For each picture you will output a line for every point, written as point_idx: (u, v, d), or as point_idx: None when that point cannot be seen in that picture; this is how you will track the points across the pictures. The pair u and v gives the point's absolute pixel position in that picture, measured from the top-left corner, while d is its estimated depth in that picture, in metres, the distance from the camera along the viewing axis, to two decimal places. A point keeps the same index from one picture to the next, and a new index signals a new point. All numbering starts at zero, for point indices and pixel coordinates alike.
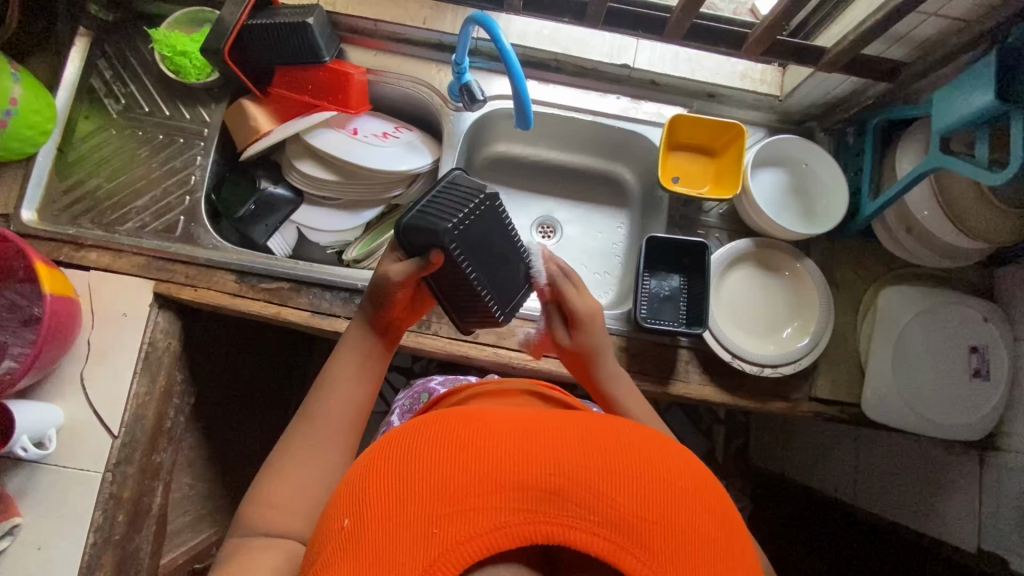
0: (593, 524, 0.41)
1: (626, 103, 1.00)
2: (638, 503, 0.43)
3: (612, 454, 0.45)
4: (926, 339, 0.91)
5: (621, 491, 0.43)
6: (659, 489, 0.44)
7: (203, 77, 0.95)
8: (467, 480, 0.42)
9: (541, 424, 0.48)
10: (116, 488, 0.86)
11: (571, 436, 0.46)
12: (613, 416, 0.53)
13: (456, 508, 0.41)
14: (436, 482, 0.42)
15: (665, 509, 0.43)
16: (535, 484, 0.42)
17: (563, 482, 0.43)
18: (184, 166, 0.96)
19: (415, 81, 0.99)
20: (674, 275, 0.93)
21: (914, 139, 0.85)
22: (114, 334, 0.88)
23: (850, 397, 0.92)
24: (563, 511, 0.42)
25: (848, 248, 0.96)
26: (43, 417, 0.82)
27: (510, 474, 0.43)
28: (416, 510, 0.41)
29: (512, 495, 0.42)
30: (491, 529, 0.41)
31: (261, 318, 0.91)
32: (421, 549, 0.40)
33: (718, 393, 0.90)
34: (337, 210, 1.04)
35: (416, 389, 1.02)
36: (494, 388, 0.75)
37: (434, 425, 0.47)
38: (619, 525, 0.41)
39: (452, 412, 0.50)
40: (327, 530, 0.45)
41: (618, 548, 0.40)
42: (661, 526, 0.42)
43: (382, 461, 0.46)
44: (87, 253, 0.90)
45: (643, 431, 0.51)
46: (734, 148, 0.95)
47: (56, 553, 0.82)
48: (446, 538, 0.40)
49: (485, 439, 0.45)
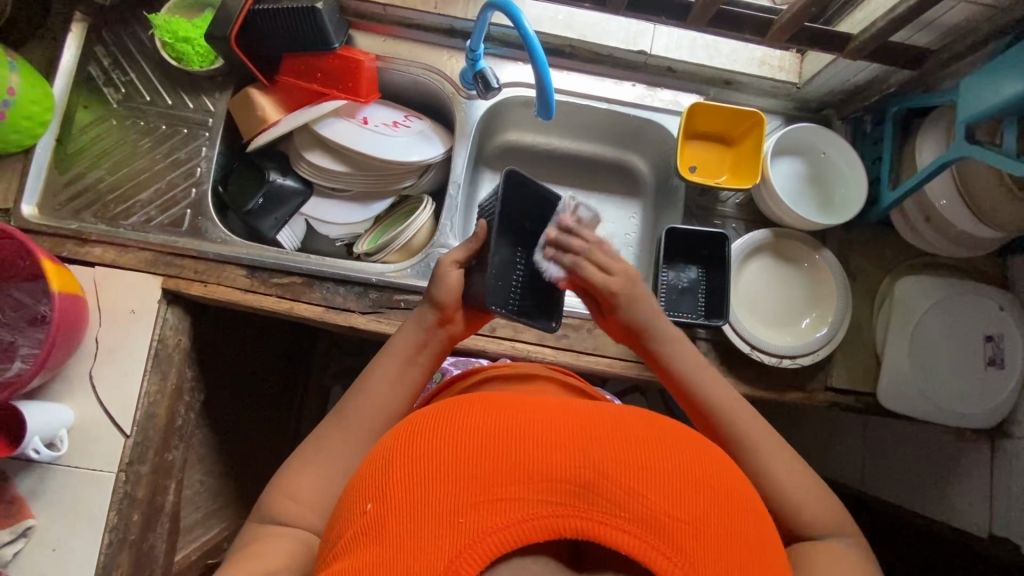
0: (623, 519, 0.40)
1: (642, 90, 0.98)
2: (670, 501, 0.41)
3: (644, 448, 0.44)
4: (943, 329, 0.91)
5: (652, 489, 0.41)
6: (692, 489, 0.42)
7: (207, 65, 0.92)
8: (493, 471, 0.42)
9: (568, 416, 0.47)
10: (130, 487, 0.84)
11: (600, 428, 0.46)
12: (642, 412, 0.52)
13: (482, 497, 0.41)
14: (461, 471, 0.42)
15: (698, 509, 0.41)
16: (562, 477, 0.42)
17: (591, 476, 0.42)
18: (188, 157, 0.93)
19: (426, 68, 0.96)
20: (692, 266, 0.92)
21: (935, 128, 0.84)
22: (122, 332, 0.86)
23: (865, 386, 0.92)
24: (593, 504, 0.41)
25: (865, 238, 0.96)
26: (52, 417, 0.80)
27: (537, 466, 0.42)
28: (442, 498, 0.41)
29: (538, 486, 0.41)
30: (518, 522, 0.40)
31: (273, 312, 0.89)
32: (446, 539, 0.39)
33: (736, 384, 0.90)
34: (347, 201, 1.01)
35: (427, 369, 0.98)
36: (512, 372, 0.74)
37: (459, 412, 0.47)
38: (650, 523, 0.40)
39: (479, 402, 0.50)
40: (348, 518, 0.44)
41: (650, 548, 0.39)
42: (694, 527, 0.40)
43: (407, 445, 0.45)
44: (91, 248, 0.88)
45: (677, 429, 0.49)
46: (753, 136, 0.93)
47: (71, 555, 0.81)
48: (471, 528, 0.39)
49: (511, 430, 0.45)
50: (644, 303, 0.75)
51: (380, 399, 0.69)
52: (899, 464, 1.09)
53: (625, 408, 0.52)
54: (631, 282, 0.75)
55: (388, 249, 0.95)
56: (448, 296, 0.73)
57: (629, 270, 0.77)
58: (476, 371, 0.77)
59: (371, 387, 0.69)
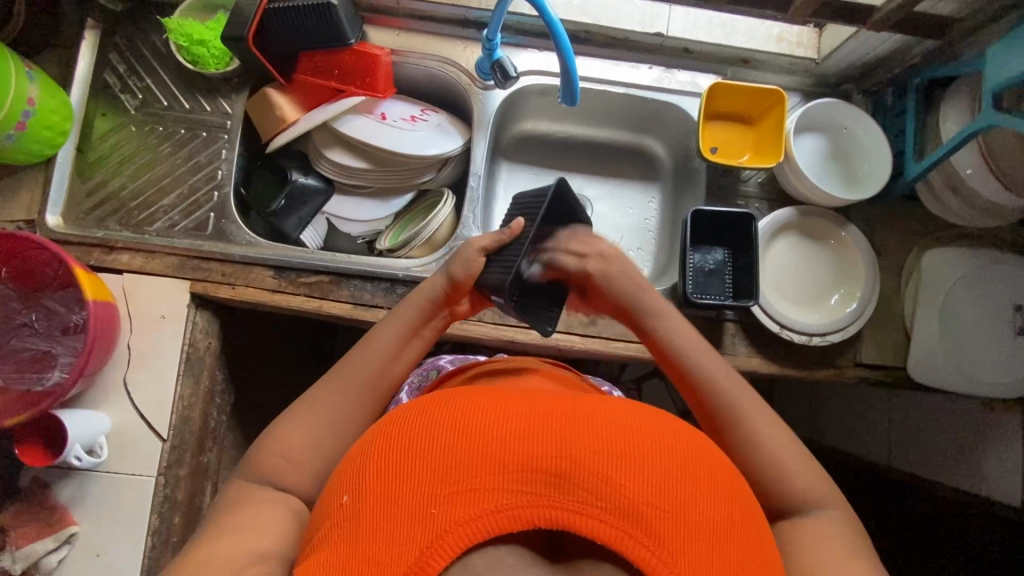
0: (597, 508, 0.42)
1: (659, 73, 0.98)
2: (643, 489, 0.43)
3: (623, 437, 0.46)
4: (973, 300, 0.91)
5: (629, 477, 0.43)
6: (671, 476, 0.44)
7: (223, 67, 0.92)
8: (469, 463, 0.44)
9: (548, 406, 0.49)
10: (170, 491, 0.85)
11: (579, 418, 0.47)
12: (624, 399, 0.53)
13: (457, 489, 0.42)
14: (437, 463, 0.44)
15: (675, 496, 0.43)
16: (538, 468, 0.43)
17: (567, 466, 0.43)
18: (209, 160, 0.93)
19: (441, 60, 0.96)
20: (718, 248, 0.92)
21: (958, 97, 0.84)
22: (154, 337, 0.86)
23: (895, 360, 0.92)
24: (566, 494, 0.42)
25: (889, 212, 0.96)
26: (90, 424, 0.81)
27: (513, 457, 0.44)
28: (417, 491, 0.43)
29: (513, 477, 0.43)
30: (492, 512, 0.42)
31: (301, 312, 0.89)
32: (420, 528, 0.41)
33: (766, 364, 0.90)
34: (369, 198, 1.01)
35: (425, 366, 0.99)
36: (506, 366, 0.75)
37: (436, 404, 0.49)
38: (624, 510, 0.42)
39: (457, 393, 0.51)
40: (329, 508, 0.47)
41: (623, 535, 0.41)
42: (669, 513, 0.42)
43: (386, 437, 0.47)
44: (118, 255, 0.88)
45: (661, 418, 0.51)
46: (774, 115, 0.93)
47: (115, 559, 0.82)
48: (444, 519, 0.41)
49: (489, 421, 0.46)
50: (618, 275, 0.78)
51: (379, 366, 0.70)
52: (928, 437, 1.09)
53: (608, 397, 0.53)
54: (608, 262, 0.79)
55: (412, 244, 0.95)
56: (465, 277, 0.75)
57: (608, 250, 0.80)
58: (467, 367, 0.78)
59: (369, 351, 0.70)
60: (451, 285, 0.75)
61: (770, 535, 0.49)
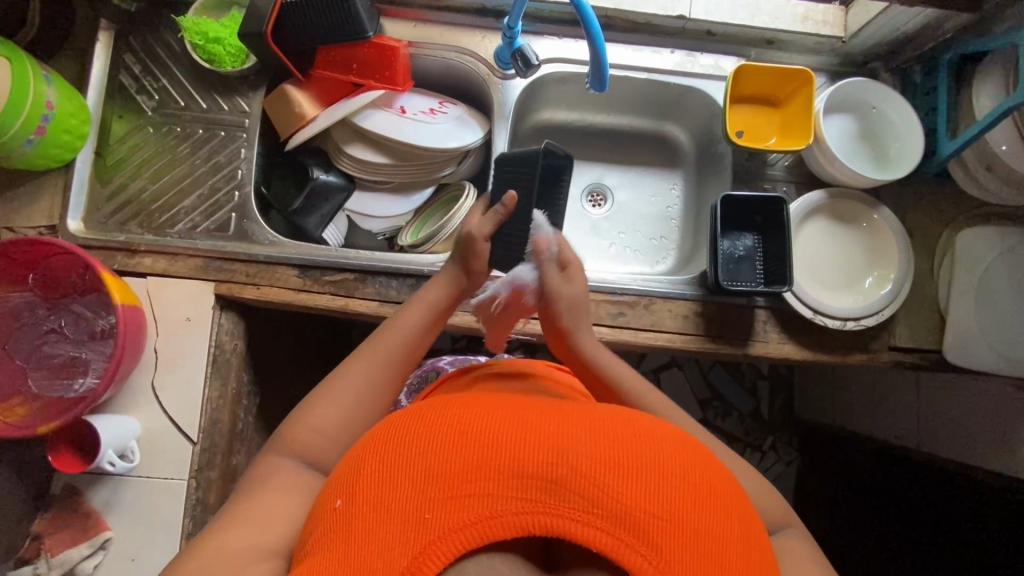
0: (593, 515, 0.42)
1: (681, 57, 0.96)
2: (641, 497, 0.43)
3: (621, 444, 0.46)
4: (1009, 281, 0.89)
5: (628, 485, 0.43)
6: (670, 486, 0.44)
7: (239, 64, 0.91)
8: (464, 468, 0.44)
9: (545, 412, 0.49)
10: (202, 494, 0.85)
11: (577, 424, 0.47)
12: (625, 408, 0.53)
13: (452, 495, 0.43)
14: (432, 467, 0.44)
15: (672, 505, 0.43)
16: (533, 474, 0.43)
17: (564, 472, 0.43)
18: (228, 160, 0.92)
19: (460, 51, 0.94)
20: (747, 233, 0.90)
21: (992, 72, 0.82)
22: (181, 340, 0.85)
23: (930, 343, 0.90)
24: (561, 500, 0.42)
25: (920, 192, 0.93)
26: (122, 430, 0.80)
27: (509, 463, 0.44)
28: (412, 495, 0.43)
29: (509, 483, 0.43)
30: (487, 518, 0.42)
31: (326, 310, 0.88)
32: (414, 534, 0.41)
33: (799, 350, 0.89)
34: (390, 193, 1.00)
35: (424, 367, 1.00)
36: (507, 367, 0.76)
37: (435, 407, 0.49)
38: (620, 517, 0.42)
39: (456, 398, 0.51)
40: (324, 510, 0.47)
41: (617, 542, 0.41)
42: (665, 523, 0.42)
43: (381, 440, 0.47)
44: (141, 258, 0.87)
45: (658, 426, 0.51)
46: (802, 96, 0.91)
47: (150, 564, 0.82)
48: (438, 525, 0.42)
49: (486, 426, 0.46)
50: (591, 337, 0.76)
51: (409, 340, 0.72)
52: (961, 420, 1.07)
53: (606, 404, 0.53)
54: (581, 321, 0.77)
55: (435, 238, 0.94)
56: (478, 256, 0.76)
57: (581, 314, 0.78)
58: (470, 367, 0.78)
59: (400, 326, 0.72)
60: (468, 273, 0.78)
61: (768, 543, 0.49)
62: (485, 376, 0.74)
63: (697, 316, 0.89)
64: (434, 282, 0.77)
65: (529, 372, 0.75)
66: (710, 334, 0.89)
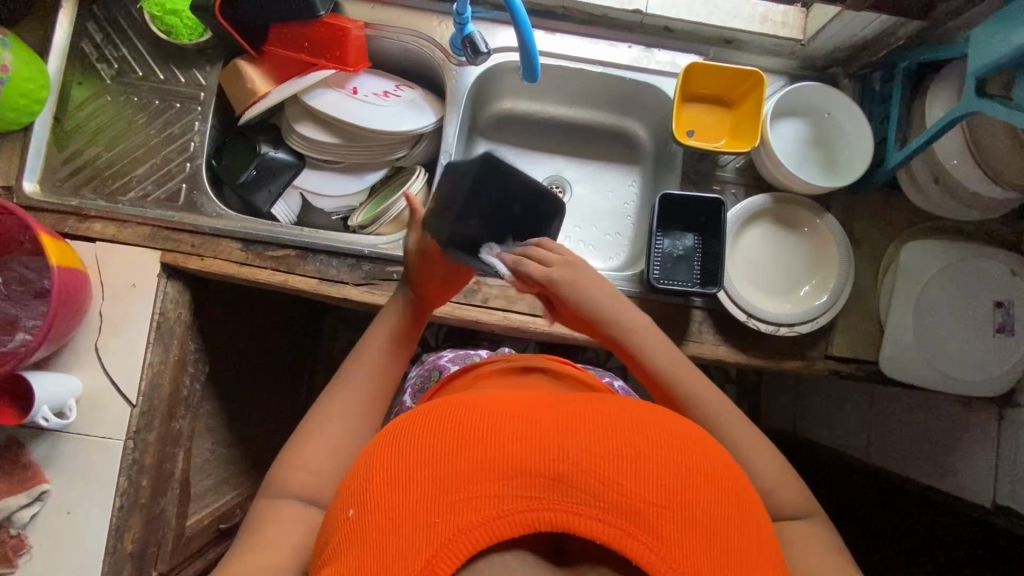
0: (599, 509, 0.43)
1: (638, 52, 0.95)
2: (643, 486, 0.44)
3: (620, 436, 0.47)
4: (952, 296, 0.88)
5: (629, 476, 0.44)
6: (669, 472, 0.45)
7: (196, 37, 0.93)
8: (468, 469, 0.44)
9: (541, 407, 0.50)
10: (138, 454, 0.88)
11: (574, 420, 0.48)
12: (618, 397, 0.54)
13: (458, 497, 0.43)
14: (435, 469, 0.44)
15: (675, 493, 0.44)
16: (537, 472, 0.44)
17: (567, 469, 0.44)
18: (182, 132, 0.94)
19: (416, 35, 0.95)
20: (689, 234, 0.91)
21: (947, 81, 0.81)
22: (124, 304, 0.88)
23: (867, 353, 0.90)
24: (566, 497, 0.43)
25: (870, 202, 0.93)
26: (61, 387, 0.83)
27: (512, 462, 0.44)
28: (418, 501, 0.43)
29: (514, 482, 0.44)
30: (494, 518, 0.42)
31: (269, 285, 0.90)
32: (424, 538, 0.41)
33: (732, 352, 0.89)
34: (339, 173, 1.01)
35: (426, 366, 1.01)
36: (503, 367, 0.77)
37: (434, 413, 0.49)
38: (626, 511, 0.43)
39: (453, 399, 0.52)
40: (333, 522, 0.47)
41: (627, 535, 0.42)
42: (669, 509, 0.43)
43: (383, 449, 0.48)
44: (91, 224, 0.89)
45: (653, 414, 0.52)
46: (752, 98, 0.91)
47: (84, 517, 0.85)
48: (447, 528, 0.42)
49: (485, 425, 0.47)
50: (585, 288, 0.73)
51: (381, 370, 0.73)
52: (903, 433, 1.07)
53: (601, 396, 0.54)
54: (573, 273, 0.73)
55: (382, 221, 0.95)
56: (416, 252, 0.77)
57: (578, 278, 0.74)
58: (469, 368, 0.80)
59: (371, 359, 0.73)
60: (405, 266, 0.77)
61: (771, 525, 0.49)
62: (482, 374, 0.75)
63: None
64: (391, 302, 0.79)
65: (528, 367, 0.77)
66: None
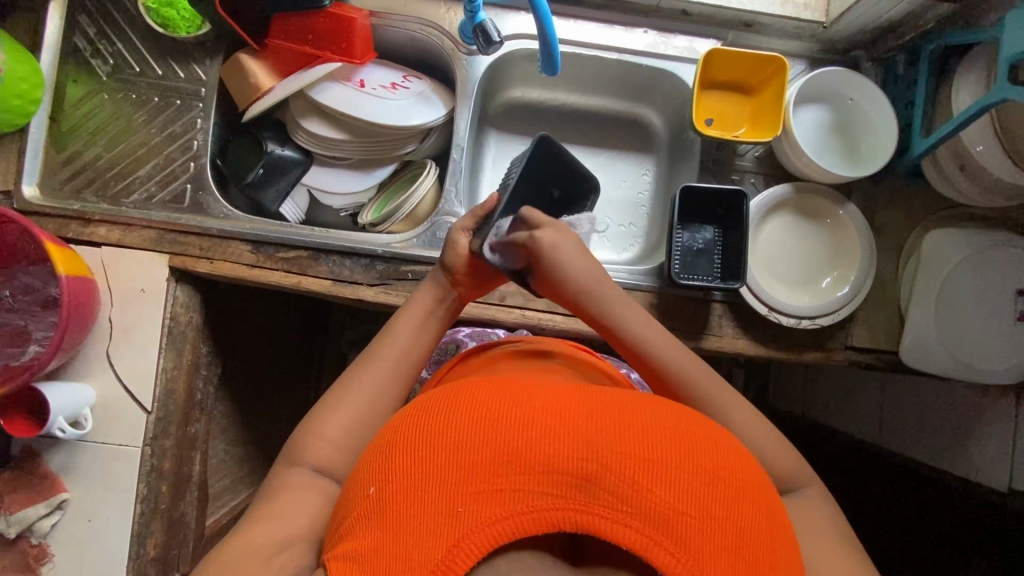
0: (624, 513, 0.42)
1: (654, 37, 0.93)
2: (672, 494, 0.43)
3: (653, 438, 0.46)
4: (974, 285, 0.87)
5: (658, 482, 0.44)
6: (700, 482, 0.44)
7: (195, 30, 0.89)
8: (495, 459, 0.44)
9: (574, 402, 0.49)
10: (156, 461, 0.87)
11: (607, 416, 0.47)
12: (651, 396, 0.53)
13: (483, 489, 0.43)
14: (463, 457, 0.44)
15: (704, 504, 0.43)
16: (565, 469, 0.44)
17: (594, 468, 0.44)
18: (184, 130, 0.91)
19: (423, 23, 0.91)
20: (708, 226, 0.90)
21: (975, 66, 0.78)
22: (135, 310, 0.86)
23: (888, 344, 0.89)
24: (592, 497, 0.43)
25: (892, 190, 0.91)
26: (74, 397, 0.82)
27: (540, 457, 0.44)
28: (443, 489, 0.43)
29: (541, 479, 0.43)
30: (518, 513, 0.42)
31: (280, 287, 0.88)
32: (447, 526, 0.42)
33: (752, 345, 0.88)
34: (347, 170, 0.99)
35: (444, 339, 0.98)
36: (521, 348, 0.75)
37: (464, 397, 0.49)
38: (652, 515, 0.42)
39: (483, 385, 0.51)
40: (354, 498, 0.47)
41: (650, 543, 0.41)
42: (696, 520, 0.42)
43: (410, 428, 0.48)
44: (95, 228, 0.87)
45: (690, 420, 0.50)
46: (773, 85, 0.88)
47: (105, 524, 0.85)
48: (470, 519, 0.42)
49: (515, 417, 0.46)
50: (567, 249, 0.74)
51: (405, 347, 0.72)
52: (917, 419, 1.07)
53: (638, 394, 0.53)
54: (558, 233, 0.74)
55: (393, 218, 0.93)
56: (456, 261, 0.78)
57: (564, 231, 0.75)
58: (484, 347, 0.78)
59: (393, 338, 0.72)
60: (445, 272, 0.78)
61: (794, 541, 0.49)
62: (501, 354, 0.74)
63: (652, 309, 0.88)
64: (423, 286, 0.78)
65: (552, 350, 0.76)
66: (665, 326, 0.88)
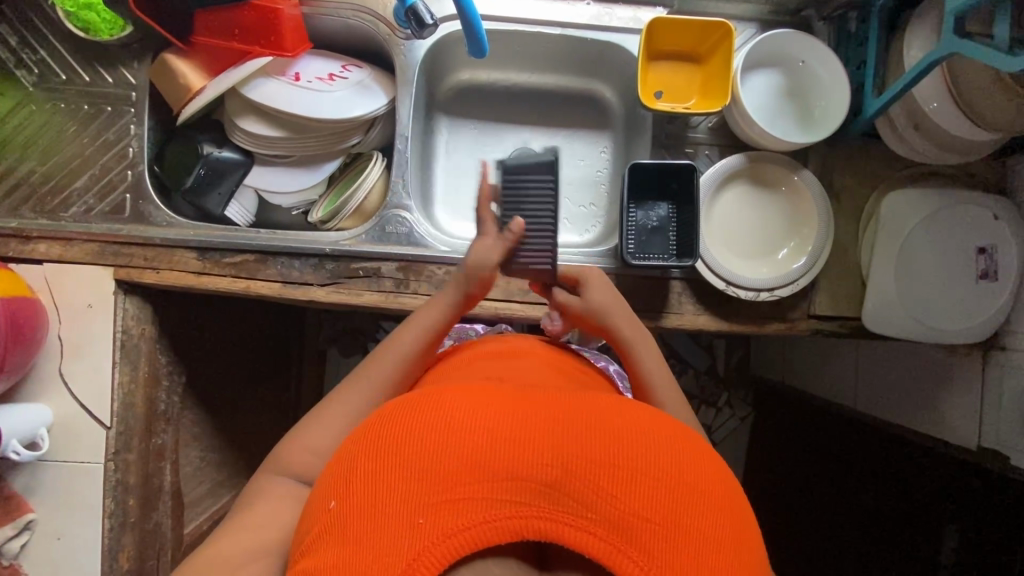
0: (589, 519, 0.41)
1: (597, 9, 0.90)
2: (637, 500, 0.42)
3: (618, 443, 0.45)
4: (935, 245, 0.85)
5: (623, 487, 0.42)
6: (665, 488, 0.43)
7: (117, 32, 0.85)
8: (458, 468, 0.43)
9: (541, 408, 0.48)
10: (121, 475, 0.86)
11: (573, 423, 0.46)
12: (619, 398, 0.52)
13: (445, 498, 0.41)
14: (425, 466, 0.43)
15: (670, 509, 0.42)
16: (528, 476, 0.42)
17: (558, 475, 0.42)
18: (118, 137, 0.88)
19: (357, 9, 0.88)
20: (662, 203, 0.88)
21: (923, 19, 0.75)
22: (83, 326, 0.85)
23: (850, 310, 0.88)
24: (555, 504, 0.41)
25: (849, 153, 0.89)
26: (29, 418, 0.81)
27: (503, 466, 0.43)
28: (403, 500, 0.41)
29: (503, 486, 0.42)
30: (480, 523, 0.40)
31: (231, 293, 0.86)
32: (407, 539, 0.40)
33: (714, 321, 0.87)
34: (290, 167, 0.95)
35: None
36: (501, 348, 0.72)
37: (429, 404, 0.48)
38: (616, 523, 0.41)
39: (448, 392, 0.50)
40: (315, 512, 0.46)
41: (615, 550, 0.40)
42: (661, 527, 0.41)
43: (373, 437, 0.46)
44: (35, 245, 0.85)
45: (656, 423, 0.49)
46: (721, 51, 0.85)
47: (75, 542, 0.85)
48: (431, 531, 0.40)
49: (478, 424, 0.45)
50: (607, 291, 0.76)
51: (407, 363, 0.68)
52: (888, 382, 1.06)
53: (607, 397, 0.52)
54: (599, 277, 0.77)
55: (342, 214, 0.91)
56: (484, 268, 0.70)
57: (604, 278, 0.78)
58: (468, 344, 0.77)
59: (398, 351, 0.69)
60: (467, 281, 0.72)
61: (763, 546, 0.47)
62: (479, 354, 0.72)
63: None
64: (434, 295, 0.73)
65: (531, 347, 0.74)
66: None
